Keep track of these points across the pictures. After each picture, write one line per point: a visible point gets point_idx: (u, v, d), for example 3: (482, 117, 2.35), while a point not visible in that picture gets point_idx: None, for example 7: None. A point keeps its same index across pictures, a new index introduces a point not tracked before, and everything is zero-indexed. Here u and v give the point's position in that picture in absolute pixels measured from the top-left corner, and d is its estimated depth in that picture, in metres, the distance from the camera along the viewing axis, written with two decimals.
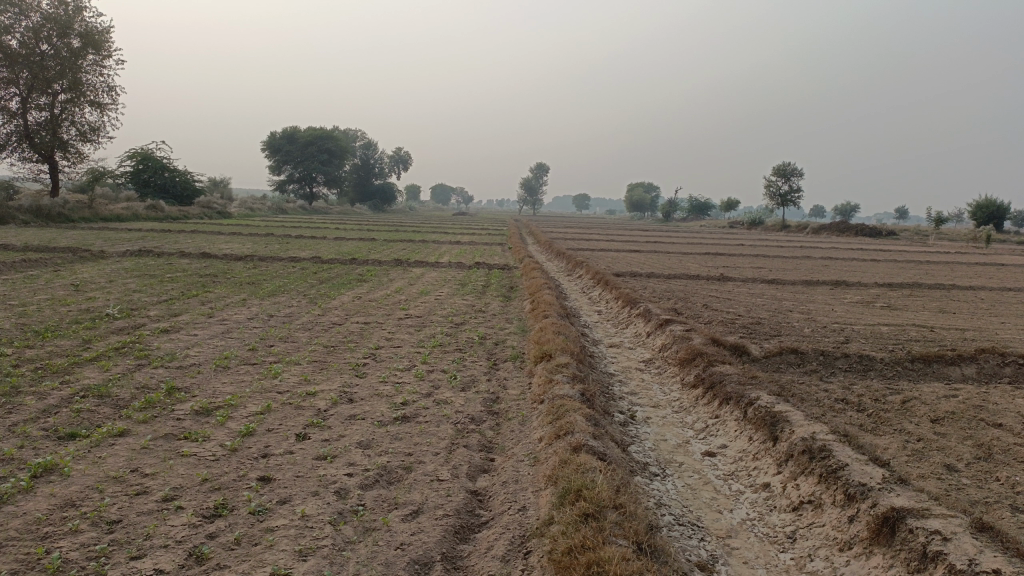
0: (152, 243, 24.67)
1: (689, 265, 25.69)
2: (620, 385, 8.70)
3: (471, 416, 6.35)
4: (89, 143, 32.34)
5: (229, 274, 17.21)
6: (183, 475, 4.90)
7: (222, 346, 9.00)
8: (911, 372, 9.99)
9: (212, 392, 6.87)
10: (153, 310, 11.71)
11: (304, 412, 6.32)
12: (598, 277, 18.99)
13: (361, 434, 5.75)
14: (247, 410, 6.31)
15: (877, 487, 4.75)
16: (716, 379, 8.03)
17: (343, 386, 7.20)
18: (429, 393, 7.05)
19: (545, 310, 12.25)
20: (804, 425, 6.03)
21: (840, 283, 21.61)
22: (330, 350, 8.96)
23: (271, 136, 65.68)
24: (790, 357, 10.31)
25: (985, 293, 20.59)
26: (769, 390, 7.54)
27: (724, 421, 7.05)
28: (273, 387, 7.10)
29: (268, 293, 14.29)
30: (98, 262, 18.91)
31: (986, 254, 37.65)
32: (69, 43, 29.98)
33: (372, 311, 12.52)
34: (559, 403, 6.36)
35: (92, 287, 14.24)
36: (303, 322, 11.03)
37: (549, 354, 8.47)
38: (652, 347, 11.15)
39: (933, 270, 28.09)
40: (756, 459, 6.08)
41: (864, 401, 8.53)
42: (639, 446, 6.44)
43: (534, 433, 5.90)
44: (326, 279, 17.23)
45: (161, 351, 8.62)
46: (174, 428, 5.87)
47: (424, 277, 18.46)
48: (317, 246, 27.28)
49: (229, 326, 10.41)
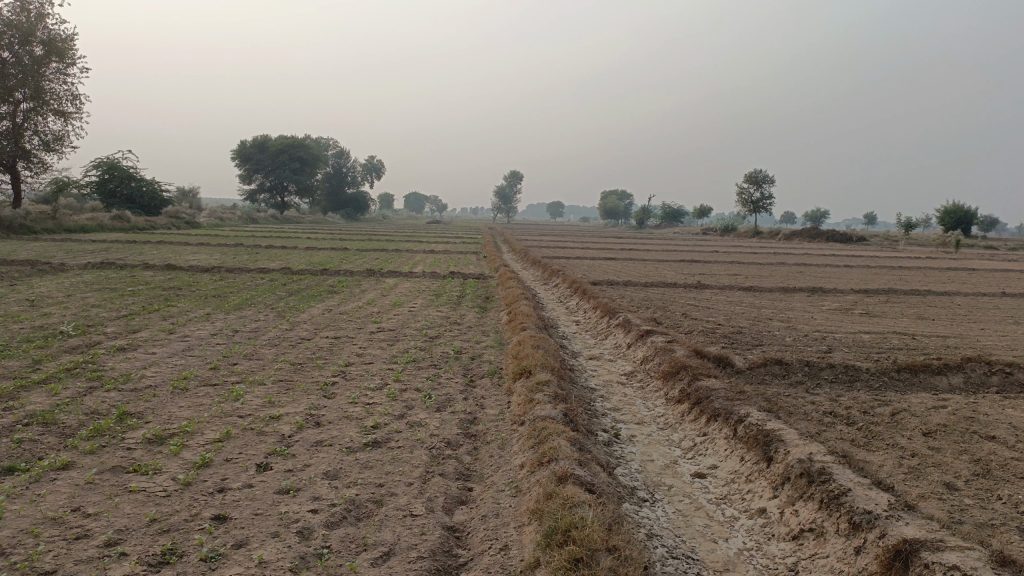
0: (116, 255, 23.92)
1: (665, 273, 25.46)
2: (602, 401, 8.35)
3: (446, 439, 5.95)
4: (53, 152, 31.45)
5: (195, 287, 16.63)
6: (129, 515, 4.44)
7: (182, 366, 8.50)
8: (898, 383, 9.74)
9: (167, 418, 6.39)
10: (111, 327, 11.13)
11: (266, 438, 5.88)
12: (575, 286, 18.69)
13: (328, 462, 5.33)
14: (204, 438, 5.85)
15: (884, 515, 4.44)
16: (702, 395, 7.69)
17: (310, 408, 6.76)
18: (401, 414, 6.64)
19: (523, 321, 11.89)
20: (800, 445, 5.71)
21: (818, 290, 21.47)
22: (297, 368, 8.51)
23: (242, 145, 64.83)
24: (774, 369, 10.02)
25: (959, 298, 20.59)
26: (759, 405, 7.22)
27: (712, 439, 6.72)
28: (234, 410, 6.64)
29: (234, 307, 13.75)
30: (57, 275, 18.22)
31: (957, 259, 38.01)
32: (31, 51, 29.19)
33: (343, 324, 12.06)
34: (541, 425, 5.97)
35: (49, 302, 13.61)
36: (269, 338, 10.54)
37: (528, 370, 8.10)
38: (634, 359, 10.81)
39: (907, 275, 28.16)
40: (749, 481, 5.75)
41: (852, 414, 8.24)
42: (626, 469, 6.07)
43: (515, 459, 5.51)
44: (296, 291, 16.71)
45: (116, 372, 8.12)
46: (123, 459, 5.39)
47: (397, 288, 18.02)
48: (287, 256, 26.68)
49: (191, 343, 9.90)
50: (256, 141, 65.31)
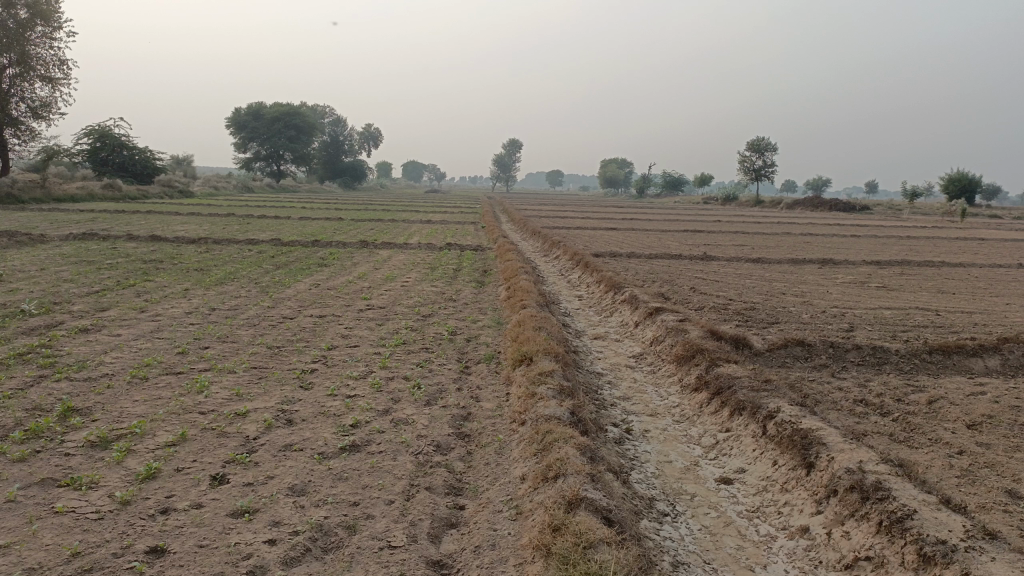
0: (101, 225, 23.00)
1: (668, 243, 24.59)
2: (611, 389, 7.56)
3: (435, 442, 5.16)
4: (40, 120, 30.36)
5: (177, 260, 15.73)
6: (46, 548, 3.61)
7: (146, 350, 7.68)
8: (930, 366, 8.94)
9: (117, 416, 5.57)
10: (78, 304, 10.29)
11: (227, 441, 5.08)
12: (577, 258, 17.86)
13: (296, 473, 4.54)
14: (155, 441, 5.06)
15: (962, 548, 3.69)
16: (723, 384, 6.90)
17: (282, 403, 5.95)
18: (386, 410, 5.85)
19: (522, 298, 11.06)
20: (845, 451, 4.94)
21: (828, 261, 20.61)
22: (274, 353, 7.70)
23: (236, 112, 63.35)
24: (796, 351, 9.22)
25: (976, 270, 19.73)
26: (788, 398, 6.43)
27: (737, 438, 5.95)
28: (195, 405, 5.84)
29: (216, 282, 12.89)
30: (35, 247, 17.32)
31: (965, 228, 37.14)
32: (15, 15, 28.00)
33: (329, 301, 11.24)
34: (545, 428, 5.18)
35: (18, 276, 12.73)
36: (248, 317, 9.74)
37: (529, 357, 7.30)
38: (643, 340, 10.00)
39: (917, 245, 27.24)
40: (785, 492, 4.97)
41: (885, 402, 7.43)
42: (640, 473, 5.30)
43: (516, 468, 4.73)
44: (284, 264, 15.86)
45: (71, 358, 7.28)
46: (57, 470, 4.59)
47: (390, 261, 17.18)
48: (280, 226, 25.80)
49: (161, 324, 9.06)
50: (250, 108, 63.81)
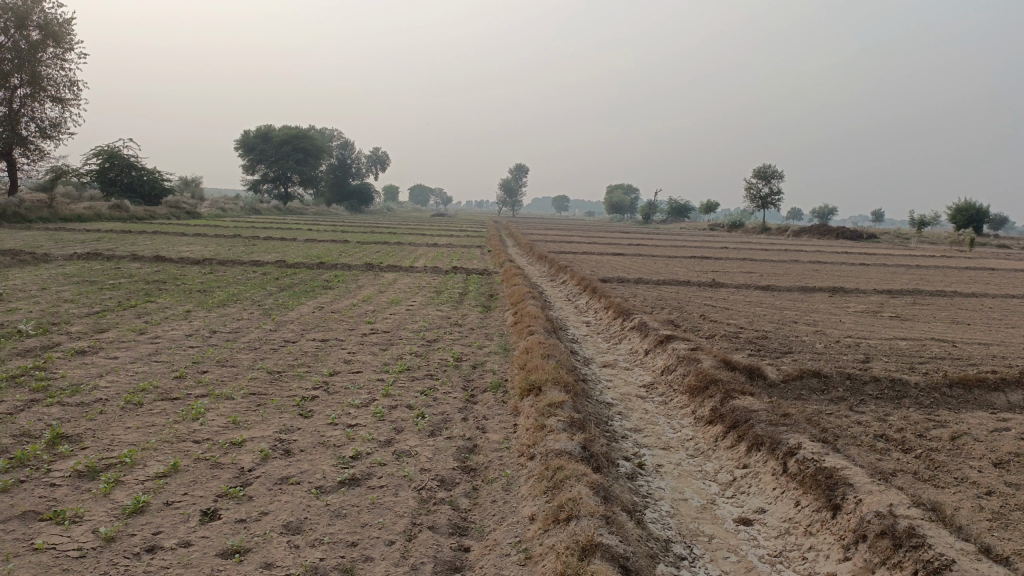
0: (106, 245, 22.90)
1: (676, 269, 24.36)
2: (621, 420, 7.30)
3: (439, 476, 4.91)
4: (50, 140, 30.42)
5: (180, 281, 15.55)
6: None
7: (143, 374, 7.45)
8: (951, 401, 8.64)
9: (108, 444, 5.33)
10: (77, 325, 10.10)
11: (221, 473, 4.83)
12: (584, 283, 17.64)
13: (292, 510, 4.29)
14: (145, 472, 4.82)
15: None
16: (739, 417, 6.64)
17: (280, 432, 5.71)
18: (388, 441, 5.60)
19: (530, 324, 10.81)
20: (873, 492, 4.68)
21: (838, 290, 20.31)
22: (274, 379, 7.46)
23: (245, 134, 63.70)
24: (812, 382, 8.94)
25: (989, 301, 19.40)
26: (808, 433, 6.16)
27: (756, 475, 5.68)
28: (190, 433, 5.60)
29: (218, 304, 12.69)
30: (38, 266, 17.19)
31: (975, 258, 36.77)
32: (27, 36, 28.14)
33: (333, 325, 11.02)
34: (556, 465, 4.94)
35: (19, 295, 12.56)
36: (249, 340, 9.52)
37: (537, 386, 7.05)
38: (653, 369, 9.74)
39: (928, 274, 26.90)
40: (809, 535, 4.71)
41: (907, 438, 7.12)
42: (655, 511, 5.04)
43: (525, 507, 4.48)
44: (288, 286, 15.67)
45: (64, 381, 7.05)
46: (41, 502, 4.34)
47: (396, 284, 16.99)
48: (285, 248, 25.69)
49: (159, 347, 8.85)
50: (259, 131, 64.15)
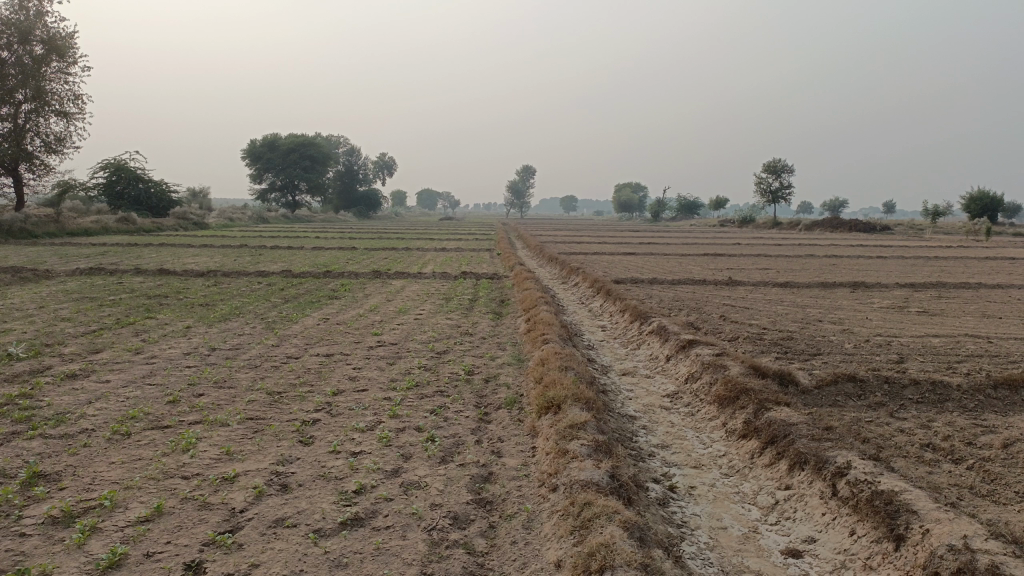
0: (110, 259, 22.52)
1: (690, 268, 23.78)
2: (647, 436, 6.76)
3: (452, 513, 4.41)
4: (55, 154, 30.06)
5: (183, 295, 15.11)
6: None
7: (135, 400, 6.98)
8: (997, 404, 8.05)
9: (89, 484, 4.85)
10: (71, 346, 9.64)
11: (210, 516, 4.34)
12: (598, 285, 17.08)
13: (286, 561, 3.78)
14: (125, 517, 4.32)
15: None
16: (777, 432, 6.11)
17: (277, 463, 5.22)
18: (395, 471, 5.10)
19: (544, 332, 10.28)
20: (942, 522, 4.15)
21: (860, 285, 19.67)
22: (274, 401, 6.98)
23: (252, 143, 63.39)
24: (847, 387, 8.38)
25: (1015, 292, 18.74)
26: (853, 448, 5.63)
27: (801, 498, 5.17)
28: (178, 469, 5.12)
29: (220, 318, 12.22)
30: (39, 283, 16.76)
31: (992, 247, 36.02)
32: (31, 51, 27.85)
33: (338, 338, 10.53)
34: (583, 499, 4.44)
35: (16, 315, 12.14)
36: (250, 357, 9.06)
37: (556, 404, 6.53)
38: (676, 376, 9.21)
39: (949, 266, 26.15)
40: (869, 570, 4.19)
41: (956, 447, 6.54)
42: (693, 544, 4.52)
43: (549, 551, 3.99)
44: (294, 297, 15.22)
45: (50, 410, 6.57)
46: (6, 557, 3.84)
47: (404, 292, 16.50)
48: (292, 257, 25.24)
49: (155, 367, 8.39)
50: (266, 139, 63.85)
